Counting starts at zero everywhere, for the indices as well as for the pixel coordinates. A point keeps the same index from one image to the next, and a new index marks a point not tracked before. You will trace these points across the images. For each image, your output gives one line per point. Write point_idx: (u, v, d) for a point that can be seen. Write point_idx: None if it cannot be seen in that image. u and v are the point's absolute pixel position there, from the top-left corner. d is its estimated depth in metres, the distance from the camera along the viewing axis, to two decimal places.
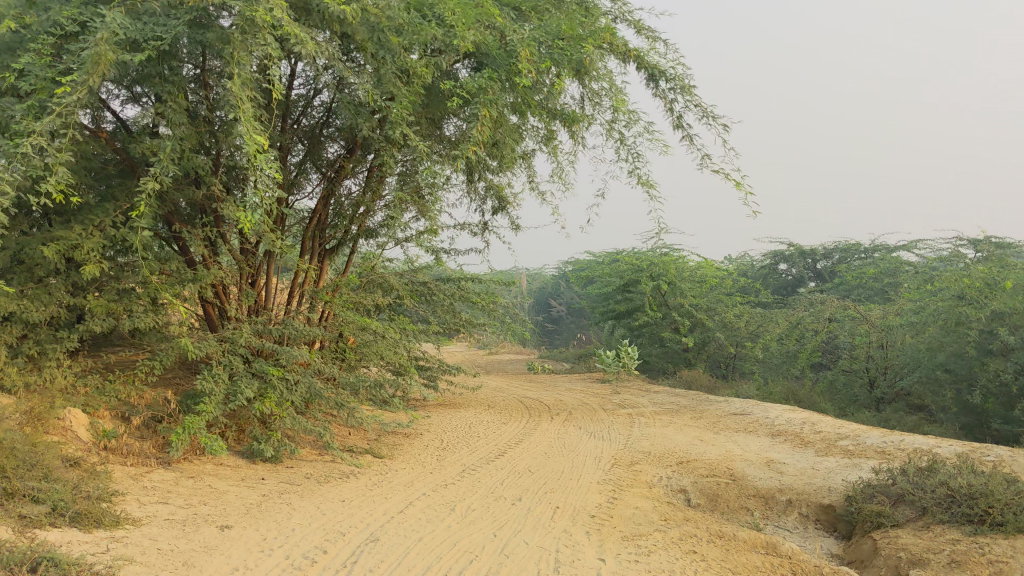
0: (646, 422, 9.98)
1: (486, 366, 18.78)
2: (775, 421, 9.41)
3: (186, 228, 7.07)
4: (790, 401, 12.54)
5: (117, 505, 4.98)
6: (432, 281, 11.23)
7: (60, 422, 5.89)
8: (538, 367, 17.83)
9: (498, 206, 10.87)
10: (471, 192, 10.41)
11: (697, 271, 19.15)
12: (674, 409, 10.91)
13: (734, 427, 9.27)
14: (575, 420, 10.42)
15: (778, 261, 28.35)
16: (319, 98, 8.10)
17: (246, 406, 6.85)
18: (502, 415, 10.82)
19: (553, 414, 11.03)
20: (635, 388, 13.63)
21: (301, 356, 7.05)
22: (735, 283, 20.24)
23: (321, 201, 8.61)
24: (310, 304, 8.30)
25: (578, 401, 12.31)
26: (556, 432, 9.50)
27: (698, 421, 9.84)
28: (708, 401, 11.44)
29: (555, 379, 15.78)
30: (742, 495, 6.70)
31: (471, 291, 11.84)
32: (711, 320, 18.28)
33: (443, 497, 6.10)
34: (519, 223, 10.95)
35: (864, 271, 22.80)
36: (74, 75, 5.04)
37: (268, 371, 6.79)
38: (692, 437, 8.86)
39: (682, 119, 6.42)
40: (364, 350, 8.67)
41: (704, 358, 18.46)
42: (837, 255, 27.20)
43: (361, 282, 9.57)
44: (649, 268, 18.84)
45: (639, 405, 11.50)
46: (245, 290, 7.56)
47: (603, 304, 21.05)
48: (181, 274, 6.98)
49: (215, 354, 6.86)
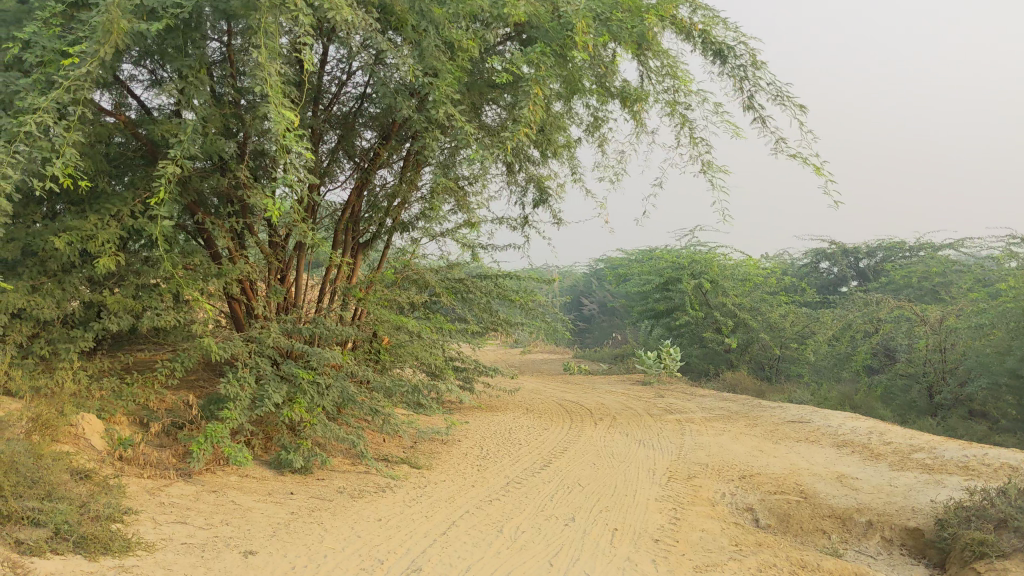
0: (697, 429, 9.37)
1: (520, 367, 18.21)
2: (838, 430, 8.76)
3: (210, 219, 6.55)
4: (845, 406, 11.86)
5: (129, 526, 4.45)
6: (468, 277, 10.68)
7: (71, 430, 5.39)
8: (575, 368, 17.24)
9: (538, 201, 10.30)
10: (511, 184, 9.84)
11: (740, 268, 18.53)
12: (725, 415, 10.27)
13: (795, 437, 8.63)
14: (620, 426, 9.83)
15: (819, 259, 27.55)
16: (352, 81, 7.57)
17: (274, 412, 6.32)
18: (542, 420, 10.25)
19: (596, 419, 10.44)
20: (678, 391, 13.01)
21: (333, 358, 6.51)
22: (778, 282, 19.53)
23: (355, 192, 8.06)
24: (343, 301, 7.78)
25: (621, 405, 11.72)
26: (602, 440, 8.90)
27: (754, 429, 9.21)
28: (760, 407, 10.81)
29: (593, 380, 15.19)
30: (816, 516, 6.08)
31: (508, 289, 11.28)
32: (754, 320, 17.59)
33: (489, 515, 5.52)
34: (560, 217, 10.37)
35: (911, 270, 21.98)
36: (83, 45, 4.52)
37: (298, 374, 6.26)
38: (751, 448, 8.23)
39: (753, 100, 5.83)
40: (400, 351, 8.11)
41: (747, 360, 17.77)
42: (881, 253, 26.37)
43: (396, 279, 9.01)
44: (691, 266, 18.25)
45: (687, 410, 10.88)
46: (273, 287, 7.04)
47: (641, 303, 20.42)
48: (205, 269, 6.48)
49: (241, 356, 6.33)
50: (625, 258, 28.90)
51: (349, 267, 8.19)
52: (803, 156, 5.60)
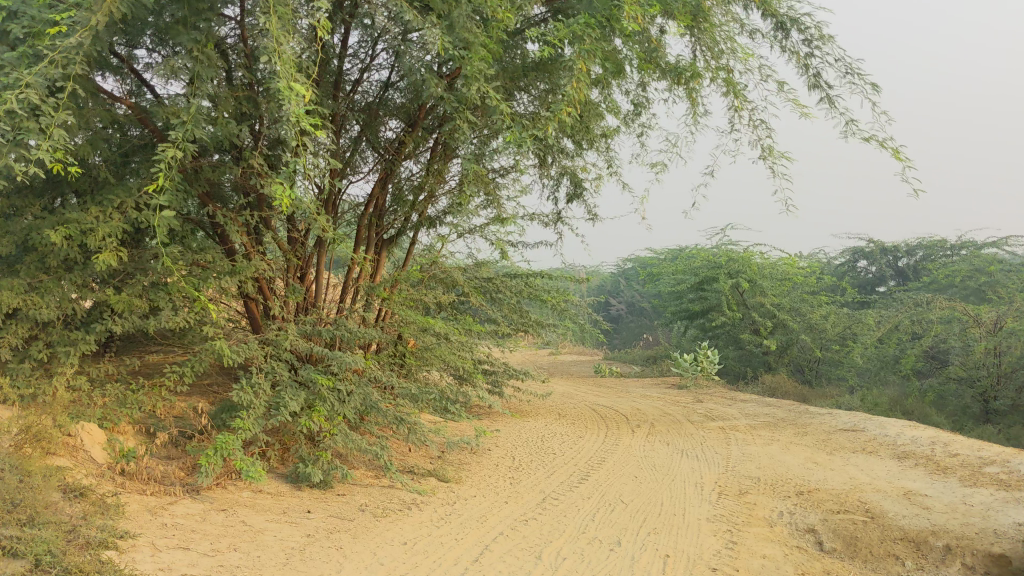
0: (743, 438, 8.78)
1: (550, 369, 17.67)
2: (897, 439, 8.14)
3: (221, 211, 6.05)
4: (896, 412, 11.22)
5: (123, 553, 3.96)
6: (497, 276, 10.17)
7: (68, 441, 4.91)
8: (607, 370, 16.66)
9: (573, 195, 9.76)
10: (544, 177, 9.32)
11: (778, 267, 17.90)
12: (771, 423, 9.66)
13: (850, 448, 8.02)
14: (660, 433, 9.25)
15: (857, 258, 26.78)
16: (376, 66, 7.09)
17: (291, 421, 5.82)
18: (576, 426, 9.69)
19: (633, 425, 9.87)
20: (717, 396, 12.41)
21: (355, 362, 6.00)
22: (818, 282, 18.85)
23: (379, 184, 7.53)
24: (366, 301, 7.26)
25: (658, 410, 11.14)
26: (642, 449, 8.34)
27: (804, 438, 8.60)
28: (807, 413, 10.20)
29: (627, 384, 14.62)
30: (886, 538, 5.49)
31: (540, 289, 10.74)
32: (793, 321, 16.93)
33: (526, 538, 4.98)
34: (596, 212, 9.82)
35: (956, 269, 21.19)
36: (74, 13, 4.04)
37: (318, 380, 5.74)
38: (804, 460, 7.64)
39: (820, 78, 5.30)
40: (427, 355, 7.59)
41: (786, 362, 17.12)
42: (921, 252, 25.58)
43: (422, 278, 8.50)
44: (727, 265, 17.65)
45: (730, 416, 10.28)
46: (291, 285, 6.54)
47: (674, 303, 19.80)
48: (218, 266, 5.98)
49: (256, 360, 5.83)
50: (656, 257, 28.27)
51: (373, 265, 7.67)
52: (877, 141, 5.08)
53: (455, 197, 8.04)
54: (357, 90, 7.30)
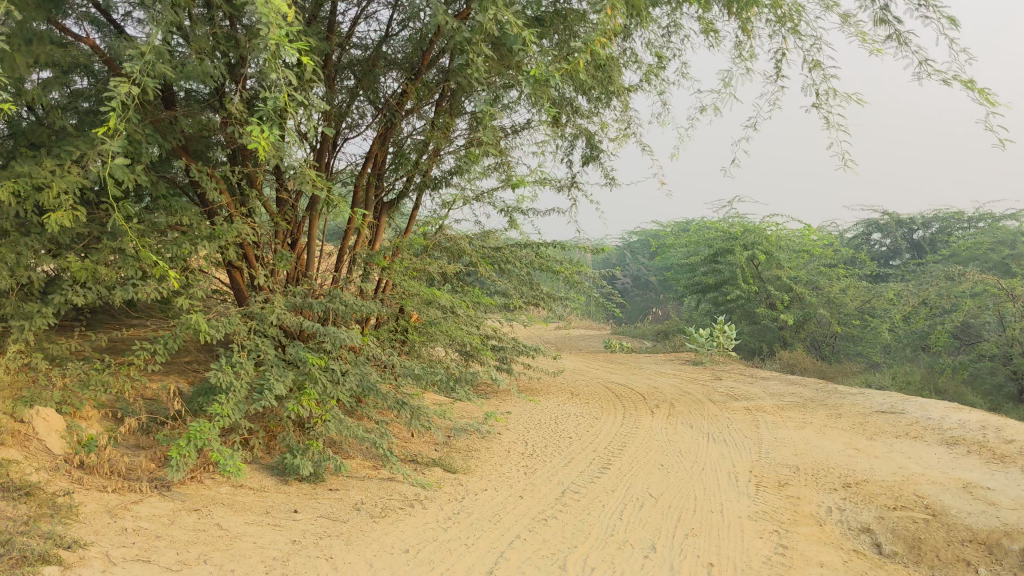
0: (773, 420, 8.12)
1: (557, 344, 17.01)
2: (943, 423, 7.47)
3: (196, 165, 5.31)
4: (929, 391, 10.54)
5: (69, 568, 3.30)
6: (507, 246, 9.48)
7: (18, 429, 4.25)
8: (618, 345, 15.99)
9: (588, 158, 9.03)
10: (557, 138, 8.60)
11: (796, 239, 17.21)
12: (800, 404, 8.99)
13: (891, 432, 7.35)
14: (682, 415, 8.59)
15: (871, 230, 26.03)
16: (374, 9, 6.36)
17: (277, 406, 5.15)
18: (590, 406, 9.02)
19: (651, 405, 9.20)
20: (737, 374, 11.74)
21: (350, 339, 5.32)
22: (836, 254, 18.12)
23: (379, 140, 6.81)
24: (364, 271, 6.56)
25: (676, 389, 10.47)
26: (664, 432, 7.67)
27: (839, 422, 7.93)
28: (837, 393, 9.52)
29: (639, 360, 13.96)
30: (953, 541, 4.83)
31: (551, 260, 10.04)
32: (812, 294, 16.25)
33: (547, 542, 4.31)
34: (613, 175, 9.10)
35: (977, 241, 20.43)
36: None
37: (308, 360, 5.06)
38: (844, 446, 6.97)
39: (889, 9, 4.60)
40: (431, 330, 6.91)
41: (803, 337, 16.45)
42: (937, 225, 24.85)
43: (426, 246, 7.79)
44: (743, 237, 16.93)
45: (754, 396, 9.62)
46: (280, 252, 5.84)
47: (686, 276, 19.09)
48: (197, 230, 5.29)
49: (238, 336, 5.14)
50: (664, 229, 27.51)
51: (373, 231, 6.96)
52: (960, 83, 4.42)
53: (463, 157, 7.35)
54: (353, 38, 6.58)
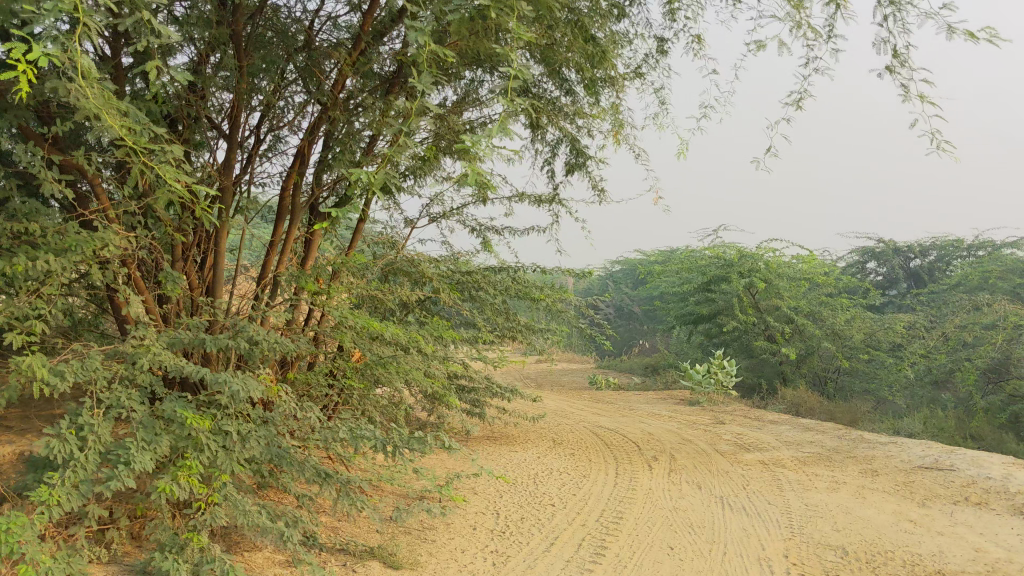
0: (797, 479, 6.72)
1: (538, 380, 15.57)
2: (1010, 485, 6.09)
3: (44, 150, 3.88)
4: (964, 439, 9.19)
5: None
6: (478, 270, 8.11)
7: None
8: (604, 382, 14.60)
9: (572, 166, 7.67)
10: (535, 142, 7.27)
11: (796, 266, 15.95)
12: (823, 456, 7.62)
13: (948, 498, 5.96)
14: (686, 470, 7.18)
15: (866, 259, 24.81)
16: None
17: (147, 485, 3.71)
18: (576, 460, 7.61)
19: (648, 458, 7.80)
20: (741, 417, 10.36)
21: (252, 390, 3.90)
22: (837, 282, 16.86)
23: (311, 132, 5.38)
24: (289, 299, 5.13)
25: (675, 435, 9.07)
26: (668, 496, 6.26)
27: (878, 481, 6.54)
28: (864, 443, 8.15)
29: (628, 398, 12.56)
30: None
31: (530, 285, 8.63)
32: (814, 326, 14.96)
33: None
34: (602, 186, 7.74)
35: (984, 271, 19.29)
36: None
37: (187, 421, 3.64)
38: (895, 518, 5.58)
39: None
40: (376, 374, 5.49)
41: (804, 373, 15.22)
42: (934, 253, 23.77)
43: (376, 267, 6.40)
44: (739, 263, 15.60)
45: (767, 446, 8.24)
46: (170, 271, 4.42)
47: (676, 306, 17.71)
48: (44, 239, 3.86)
49: (94, 386, 3.70)
50: (650, 256, 26.18)
51: (304, 248, 5.51)
52: None
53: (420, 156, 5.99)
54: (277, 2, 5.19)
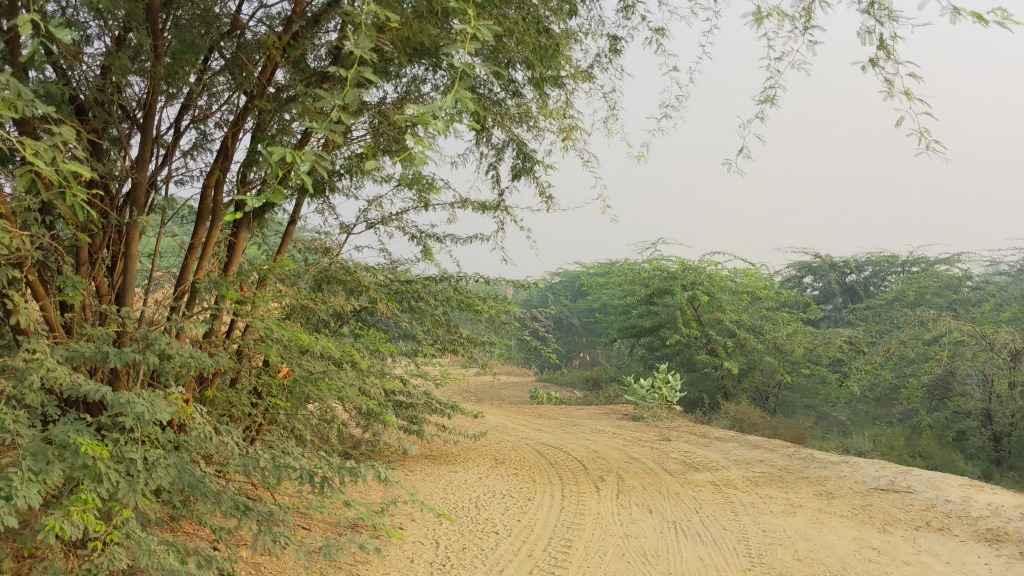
0: (751, 501, 6.42)
1: (478, 394, 15.13)
2: (971, 509, 5.85)
3: None
4: (912, 457, 9.03)
5: None
6: (418, 279, 7.70)
7: None
8: (545, 396, 14.23)
9: (518, 171, 7.29)
10: (479, 145, 6.88)
11: (738, 279, 15.84)
12: (775, 477, 7.34)
13: (910, 524, 5.69)
14: (636, 492, 6.83)
15: (803, 273, 24.92)
16: None
17: (36, 523, 3.21)
18: (519, 480, 7.21)
19: (594, 477, 7.44)
20: (687, 434, 10.07)
21: (161, 411, 3.42)
22: (778, 296, 16.80)
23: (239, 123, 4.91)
24: (210, 309, 4.64)
25: (621, 453, 8.73)
26: (619, 521, 5.90)
27: (835, 505, 6.26)
28: (815, 462, 7.90)
29: (571, 414, 12.20)
30: None
31: (472, 296, 8.21)
32: (755, 340, 14.84)
33: None
34: (550, 193, 7.38)
35: (920, 286, 19.44)
36: None
37: (82, 449, 3.16)
38: (857, 545, 5.28)
39: None
40: (304, 391, 5.02)
41: (745, 387, 15.07)
42: (870, 269, 23.99)
43: (307, 275, 5.94)
44: (682, 276, 15.41)
45: (717, 465, 7.93)
46: (71, 277, 3.91)
47: (618, 318, 17.46)
48: None
49: None
50: (590, 268, 25.96)
51: (230, 252, 5.02)
52: None
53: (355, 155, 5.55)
54: None
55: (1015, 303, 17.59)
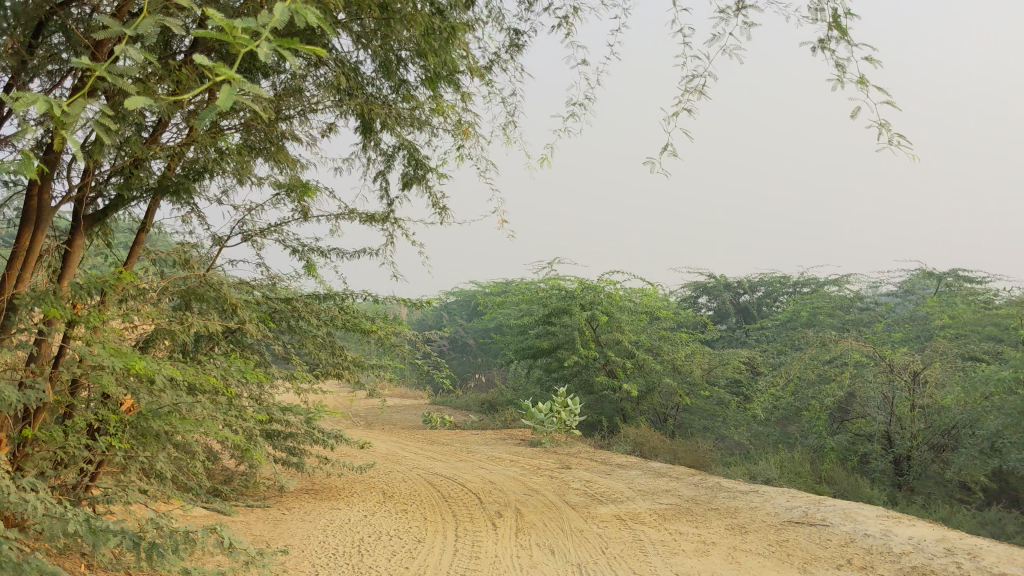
0: (661, 539, 5.91)
1: (368, 419, 14.35)
2: (892, 545, 5.45)
3: None
4: (818, 484, 8.75)
5: None
6: (298, 297, 7.00)
7: None
8: (439, 420, 13.55)
9: (409, 180, 6.66)
10: (366, 149, 6.25)
11: (636, 299, 15.57)
12: (684, 509, 6.87)
13: (831, 563, 5.25)
14: (537, 529, 6.24)
15: (699, 293, 24.97)
16: None
17: None
18: (409, 519, 6.53)
19: (491, 513, 6.83)
20: (587, 461, 9.58)
21: None
22: (677, 316, 16.59)
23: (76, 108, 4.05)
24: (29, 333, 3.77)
25: (518, 483, 8.16)
26: (519, 566, 5.29)
27: (750, 541, 5.81)
28: (723, 492, 7.48)
29: (466, 440, 11.58)
30: None
31: (360, 315, 7.53)
32: (654, 361, 14.57)
33: None
34: (443, 204, 6.78)
35: (813, 306, 19.60)
36: None
37: None
38: None
39: None
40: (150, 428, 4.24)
41: (644, 409, 14.76)
42: (762, 289, 24.22)
43: (162, 288, 5.18)
44: (581, 296, 15.01)
45: (621, 496, 7.44)
46: None
47: (514, 339, 16.94)
48: None
49: None
50: (487, 287, 25.45)
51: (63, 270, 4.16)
52: None
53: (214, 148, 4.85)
54: None
55: (904, 323, 17.88)
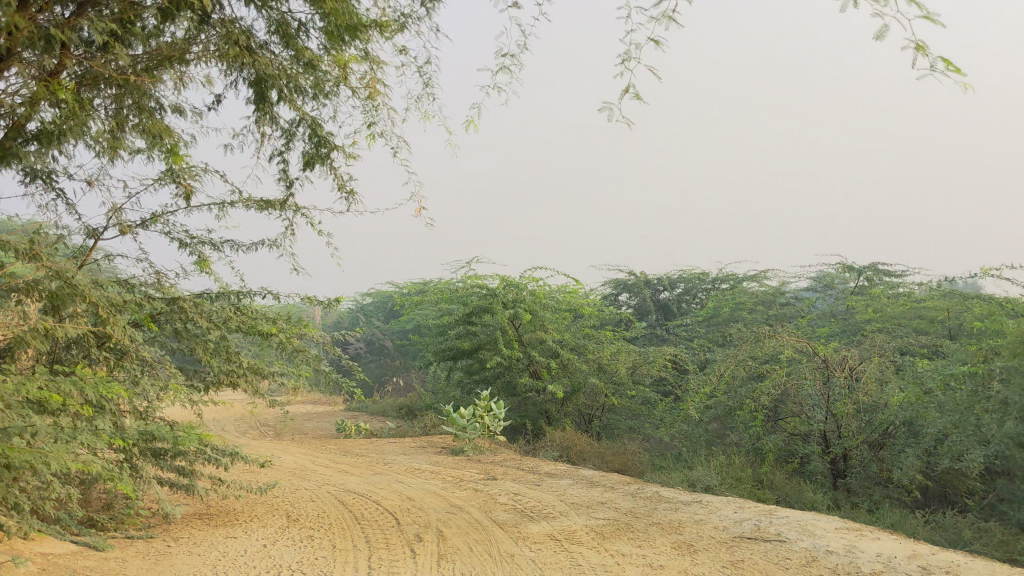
0: (602, 563, 5.23)
1: (277, 429, 13.41)
2: (860, 564, 4.89)
3: None
4: (759, 489, 8.22)
5: None
6: (184, 296, 6.11)
7: None
8: (354, 429, 12.74)
9: (311, 160, 5.86)
10: (261, 122, 5.43)
11: (559, 297, 14.95)
12: (623, 525, 6.22)
13: None
14: (463, 555, 5.50)
15: (619, 291, 24.52)
16: None
17: None
18: (316, 547, 5.74)
19: (409, 536, 6.07)
20: (512, 471, 8.87)
21: None
22: (601, 314, 16.04)
23: None
24: None
25: (438, 499, 7.41)
26: None
27: (701, 563, 5.17)
28: (663, 503, 6.86)
29: (382, 450, 10.76)
30: None
31: (258, 316, 6.65)
32: (579, 360, 14.01)
33: None
34: (351, 188, 6.00)
35: (735, 301, 19.31)
36: None
37: None
38: None
39: None
40: None
41: (568, 411, 14.16)
42: (682, 286, 23.93)
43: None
44: (503, 293, 14.28)
45: (553, 512, 6.75)
46: None
47: (432, 340, 16.12)
48: None
49: None
50: (403, 288, 24.51)
51: None
52: None
53: (58, 107, 4.04)
54: None
55: (826, 319, 17.70)
